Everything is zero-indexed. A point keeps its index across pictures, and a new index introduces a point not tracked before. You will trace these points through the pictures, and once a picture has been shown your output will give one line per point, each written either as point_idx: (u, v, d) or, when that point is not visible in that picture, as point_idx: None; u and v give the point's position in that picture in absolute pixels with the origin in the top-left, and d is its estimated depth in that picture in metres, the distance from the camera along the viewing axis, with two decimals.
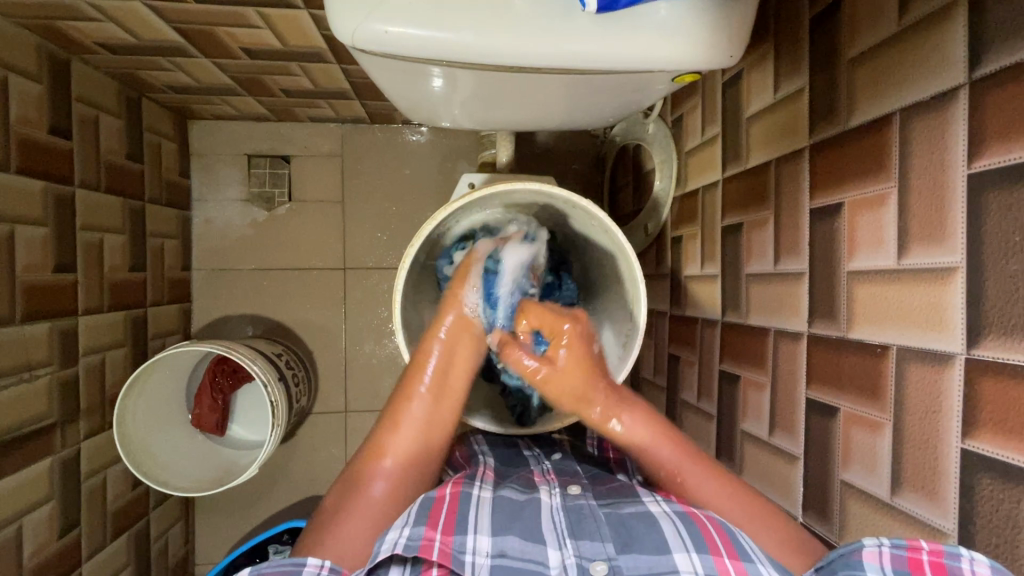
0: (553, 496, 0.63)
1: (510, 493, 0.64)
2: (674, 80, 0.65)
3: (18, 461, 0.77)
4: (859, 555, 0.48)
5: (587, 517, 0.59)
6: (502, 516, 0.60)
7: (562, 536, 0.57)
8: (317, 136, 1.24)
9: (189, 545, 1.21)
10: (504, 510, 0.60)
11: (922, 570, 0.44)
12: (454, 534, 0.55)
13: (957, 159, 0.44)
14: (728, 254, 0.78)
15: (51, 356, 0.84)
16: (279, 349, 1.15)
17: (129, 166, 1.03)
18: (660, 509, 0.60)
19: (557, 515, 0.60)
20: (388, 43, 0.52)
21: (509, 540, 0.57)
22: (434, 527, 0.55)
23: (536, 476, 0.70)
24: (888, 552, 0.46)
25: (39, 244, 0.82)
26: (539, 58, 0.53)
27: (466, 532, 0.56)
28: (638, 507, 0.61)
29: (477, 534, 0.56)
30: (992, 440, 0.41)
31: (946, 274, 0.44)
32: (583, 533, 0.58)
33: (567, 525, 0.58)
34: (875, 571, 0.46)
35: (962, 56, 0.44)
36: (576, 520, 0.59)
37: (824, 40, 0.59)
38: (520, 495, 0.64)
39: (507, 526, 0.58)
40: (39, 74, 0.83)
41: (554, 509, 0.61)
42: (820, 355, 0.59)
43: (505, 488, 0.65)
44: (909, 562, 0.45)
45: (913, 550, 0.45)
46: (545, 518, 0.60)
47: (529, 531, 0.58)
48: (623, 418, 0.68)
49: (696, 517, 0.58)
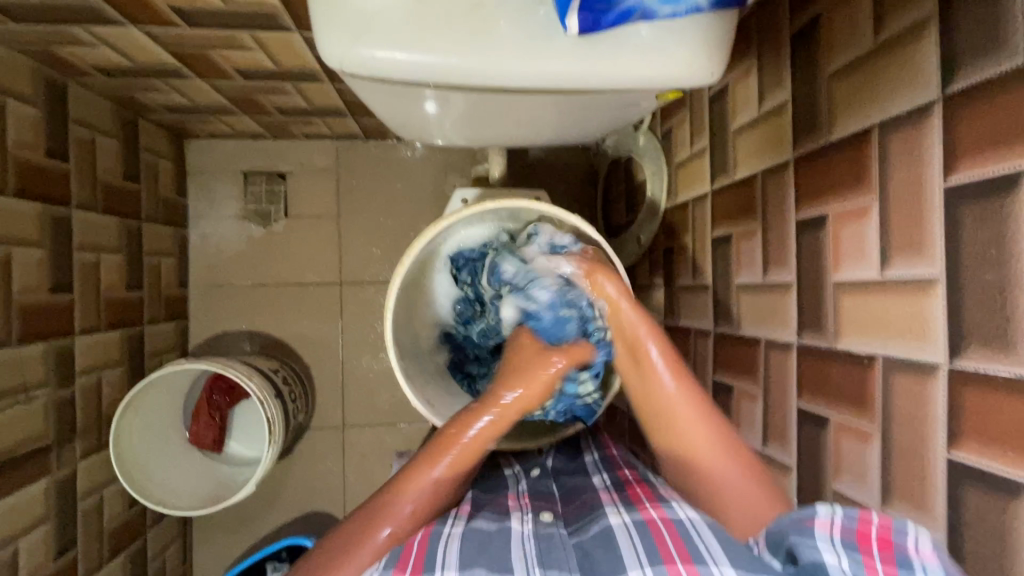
0: (524, 524, 0.62)
1: (480, 523, 0.62)
2: (660, 97, 0.66)
3: (13, 483, 0.77)
4: (810, 521, 0.47)
5: (556, 546, 0.58)
6: (471, 548, 0.57)
7: (531, 565, 0.55)
8: (312, 153, 1.26)
9: (187, 563, 1.20)
10: (473, 541, 0.58)
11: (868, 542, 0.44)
12: (422, 572, 0.54)
13: (934, 173, 0.45)
14: (719, 264, 0.78)
15: (47, 377, 0.84)
16: (275, 364, 1.15)
17: (126, 186, 1.05)
18: (620, 520, 0.60)
19: (527, 543, 0.58)
20: (376, 67, 0.53)
21: (476, 574, 0.54)
22: (402, 570, 0.54)
23: (511, 500, 0.70)
24: (840, 523, 0.46)
25: (35, 265, 0.83)
26: (524, 78, 0.54)
27: (434, 568, 0.54)
28: (601, 524, 0.60)
29: (445, 570, 0.54)
30: (977, 450, 0.42)
31: (928, 285, 0.45)
32: (551, 562, 0.56)
33: (535, 553, 0.57)
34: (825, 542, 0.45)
35: (935, 73, 0.45)
36: (545, 548, 0.58)
37: (804, 56, 0.61)
38: (492, 524, 0.62)
39: (475, 557, 0.56)
40: (36, 98, 0.84)
41: (524, 538, 0.59)
42: (810, 366, 0.59)
43: (477, 518, 0.63)
44: (857, 535, 0.45)
45: (862, 522, 0.45)
46: (514, 546, 0.58)
47: (497, 561, 0.56)
48: (671, 407, 0.64)
49: (654, 528, 0.57)
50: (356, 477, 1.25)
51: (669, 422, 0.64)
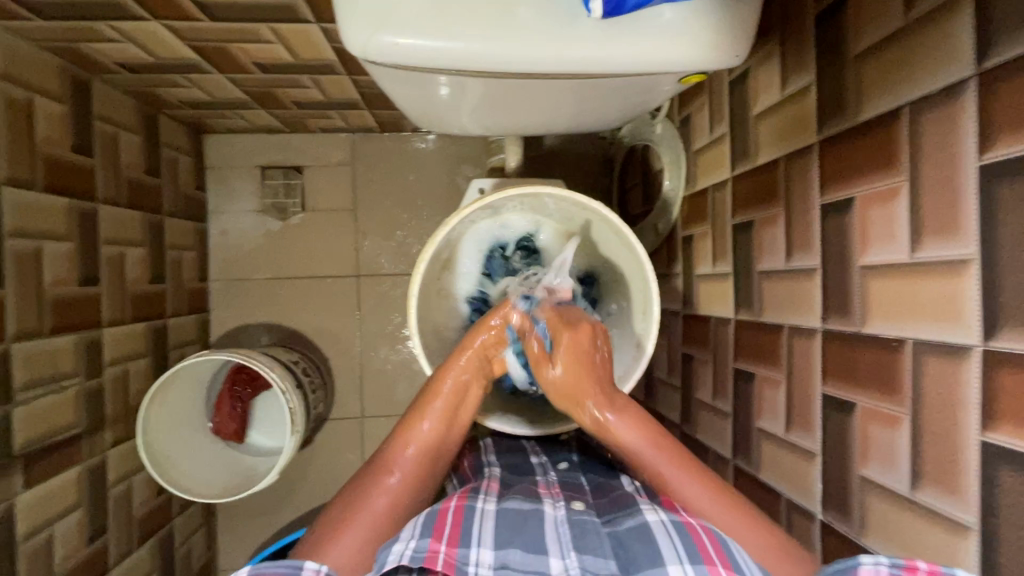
0: (556, 509, 0.62)
1: (512, 503, 0.62)
2: (681, 81, 0.65)
3: (48, 470, 0.80)
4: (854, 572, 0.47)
5: (589, 532, 0.58)
6: (506, 529, 0.58)
7: (565, 548, 0.56)
8: (328, 147, 1.26)
9: (212, 550, 1.23)
10: (506, 522, 0.59)
11: None
12: (458, 545, 0.55)
13: (968, 151, 0.44)
14: (740, 251, 0.78)
15: (78, 367, 0.86)
16: (295, 356, 1.16)
17: (148, 181, 1.06)
18: (657, 517, 0.59)
19: (561, 528, 0.59)
20: (398, 55, 0.53)
21: (511, 552, 0.55)
22: (439, 539, 0.55)
23: (541, 488, 0.69)
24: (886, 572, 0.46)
25: (64, 258, 0.85)
26: (545, 64, 0.54)
27: (470, 544, 0.56)
28: (638, 519, 0.60)
29: (480, 547, 0.56)
30: (1012, 432, 0.41)
31: (960, 266, 0.44)
32: (586, 547, 0.56)
33: (569, 537, 0.57)
34: None
35: (969, 50, 0.44)
36: (579, 534, 0.58)
37: (830, 37, 0.60)
38: (524, 505, 0.62)
39: (510, 538, 0.57)
40: (62, 95, 0.85)
41: (557, 521, 0.60)
42: (836, 351, 0.58)
43: (509, 499, 0.64)
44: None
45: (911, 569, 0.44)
46: (548, 529, 0.58)
47: (531, 543, 0.56)
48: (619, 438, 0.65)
49: (693, 527, 0.57)
50: None
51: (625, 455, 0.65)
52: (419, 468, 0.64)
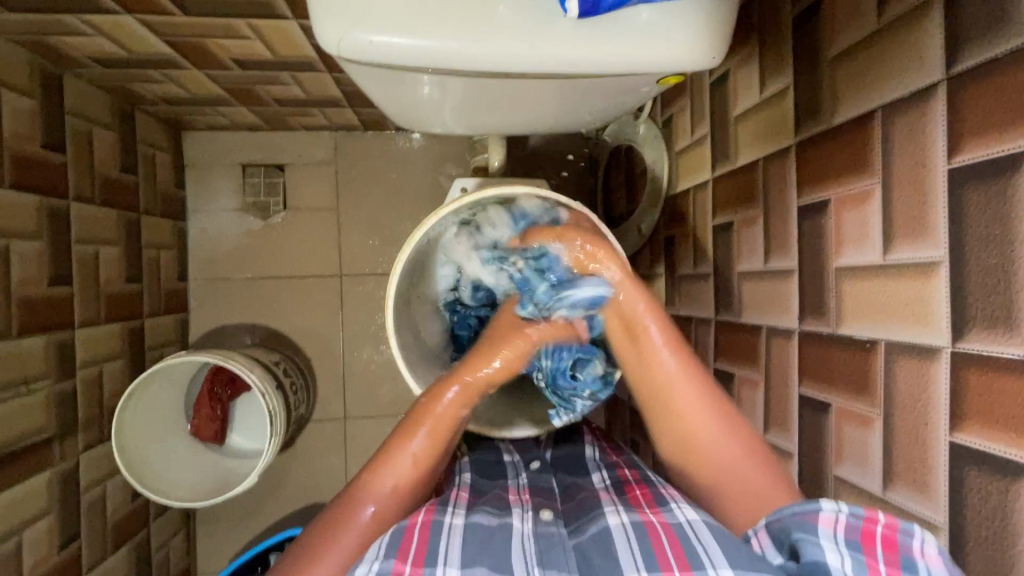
0: (524, 522, 0.61)
1: (481, 518, 0.61)
2: (660, 82, 0.65)
3: (17, 475, 0.78)
4: (814, 517, 0.48)
5: (556, 547, 0.57)
6: (473, 546, 0.56)
7: (531, 564, 0.54)
8: (310, 145, 1.25)
9: (191, 554, 1.21)
10: (475, 538, 0.57)
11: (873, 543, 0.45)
12: (423, 566, 0.53)
13: (938, 154, 0.44)
14: (720, 252, 0.78)
15: (48, 369, 0.84)
16: (276, 357, 1.15)
17: (123, 178, 1.04)
18: (618, 521, 0.59)
19: (527, 544, 0.57)
20: (373, 52, 0.52)
21: (477, 571, 0.53)
22: (403, 561, 0.53)
23: (511, 495, 0.69)
24: (844, 520, 0.47)
25: (33, 257, 0.82)
26: (522, 63, 0.54)
27: (435, 564, 0.53)
28: (599, 525, 0.60)
29: (446, 567, 0.53)
30: (980, 432, 0.42)
31: (930, 268, 0.45)
32: (551, 562, 0.55)
33: (536, 553, 0.56)
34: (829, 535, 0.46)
35: (939, 54, 0.44)
36: (545, 548, 0.57)
37: (806, 40, 0.60)
38: (493, 519, 0.61)
39: (478, 556, 0.55)
40: (31, 89, 0.83)
41: (525, 536, 0.58)
42: (811, 351, 0.59)
43: (478, 513, 0.62)
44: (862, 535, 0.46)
45: (869, 521, 0.46)
46: (516, 545, 0.57)
47: (498, 561, 0.55)
48: (671, 386, 0.65)
49: (652, 530, 0.57)
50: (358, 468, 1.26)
51: (671, 409, 0.65)
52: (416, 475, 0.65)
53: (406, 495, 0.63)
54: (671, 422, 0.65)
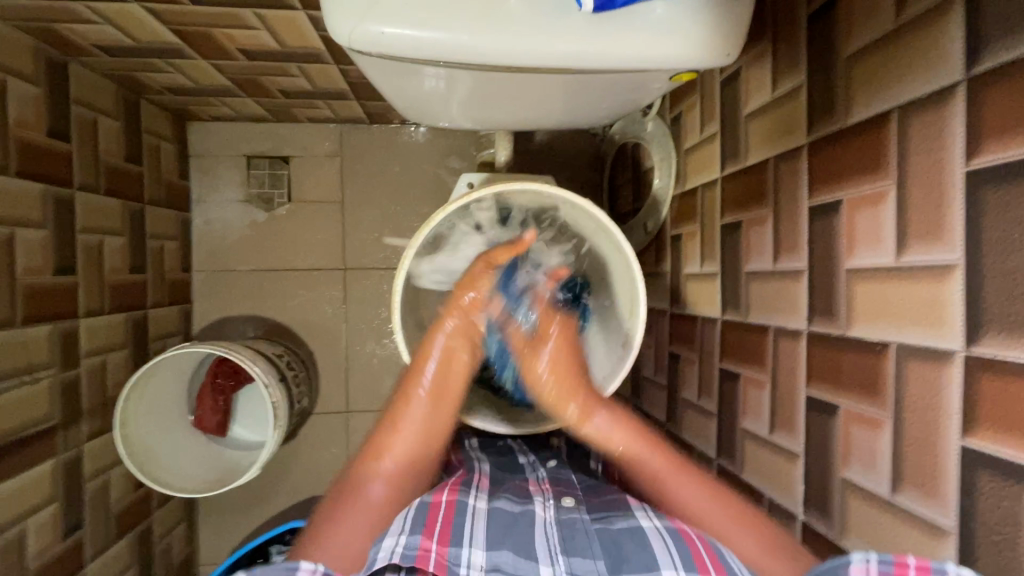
0: (547, 509, 0.63)
1: (503, 503, 0.63)
2: (673, 79, 0.65)
3: (21, 463, 0.78)
4: (845, 567, 0.47)
5: (579, 534, 0.59)
6: (497, 530, 0.59)
7: (554, 552, 0.56)
8: (315, 137, 1.24)
9: (192, 545, 1.21)
10: (499, 523, 0.60)
11: None
12: (450, 545, 0.55)
13: (955, 156, 0.44)
14: (728, 251, 0.78)
15: (52, 359, 0.84)
16: (279, 350, 1.15)
17: (128, 168, 1.04)
18: (651, 524, 0.60)
19: (550, 530, 0.59)
20: (384, 45, 0.52)
21: (503, 554, 0.56)
22: (430, 537, 0.55)
23: (531, 485, 0.70)
24: (876, 567, 0.45)
25: (38, 246, 0.82)
26: (534, 57, 0.53)
27: (461, 544, 0.56)
28: (630, 522, 0.61)
29: (471, 547, 0.56)
30: (993, 437, 0.41)
31: (945, 271, 0.44)
32: (575, 550, 0.57)
33: (560, 541, 0.58)
34: None
35: (959, 54, 0.44)
36: (569, 536, 0.59)
37: (822, 37, 0.59)
38: (515, 506, 0.63)
39: (502, 539, 0.57)
40: (37, 77, 0.83)
41: (548, 523, 0.60)
42: (820, 353, 0.59)
43: (500, 499, 0.64)
44: None
45: (900, 565, 0.44)
46: (540, 533, 0.59)
47: (522, 546, 0.57)
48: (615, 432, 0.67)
49: (687, 536, 0.57)
50: None
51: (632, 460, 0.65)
52: (418, 446, 0.65)
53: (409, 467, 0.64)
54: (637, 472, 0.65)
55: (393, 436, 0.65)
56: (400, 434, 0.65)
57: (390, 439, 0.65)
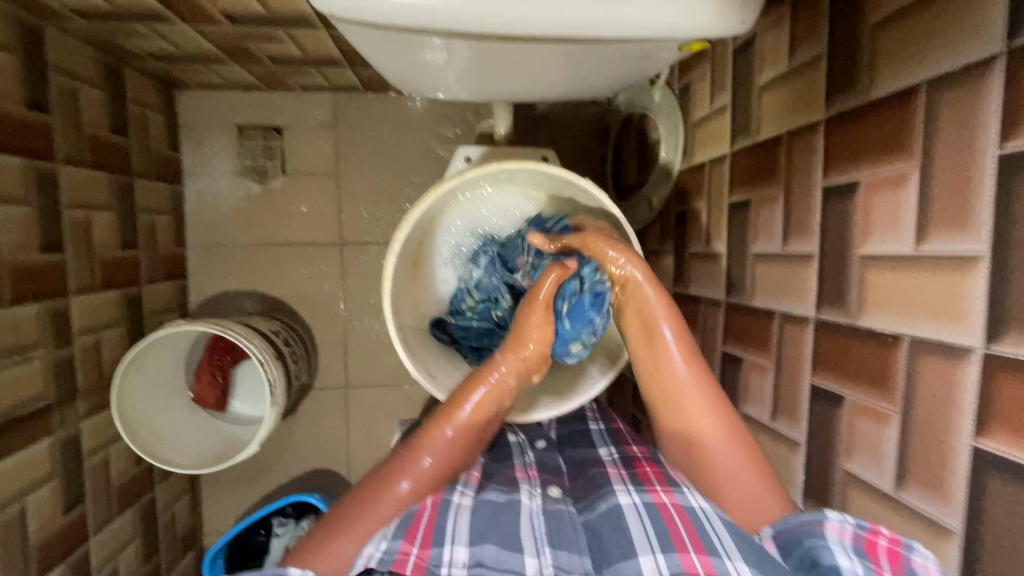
0: (532, 498, 0.62)
1: (490, 495, 0.61)
2: (682, 49, 0.60)
3: (16, 442, 0.77)
4: (821, 526, 0.49)
5: (566, 526, 0.59)
6: (482, 522, 0.58)
7: (541, 544, 0.57)
8: (309, 106, 1.20)
9: (196, 515, 1.24)
10: (482, 516, 0.58)
11: (877, 552, 0.46)
12: (432, 547, 0.54)
13: (989, 138, 0.40)
14: (735, 231, 0.74)
15: (43, 338, 0.83)
16: (276, 326, 1.13)
17: (114, 139, 1.00)
18: (629, 501, 0.59)
19: (536, 520, 0.59)
20: (369, 11, 0.48)
21: (487, 548, 0.55)
22: (411, 541, 0.54)
23: (519, 471, 0.69)
24: (851, 530, 0.48)
25: (22, 223, 0.80)
26: (532, 24, 0.49)
27: (443, 544, 0.55)
28: (609, 503, 0.60)
29: (454, 545, 0.55)
30: (1007, 439, 0.39)
31: (970, 263, 0.41)
32: (561, 542, 0.58)
33: (545, 531, 0.58)
34: (836, 545, 0.48)
35: (1000, 24, 0.40)
36: (556, 527, 0.59)
37: (847, 0, 0.54)
38: (501, 496, 0.62)
39: (485, 532, 0.57)
40: (11, 44, 0.78)
41: (533, 513, 0.60)
42: (828, 342, 0.56)
43: (486, 490, 0.62)
44: (867, 543, 0.47)
45: (873, 533, 0.47)
46: (524, 523, 0.58)
47: (506, 538, 0.56)
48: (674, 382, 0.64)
49: (665, 513, 0.57)
50: (359, 437, 1.27)
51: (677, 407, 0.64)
52: (456, 451, 0.63)
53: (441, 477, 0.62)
54: (671, 415, 0.64)
55: (433, 442, 0.62)
56: (437, 443, 0.62)
57: (428, 441, 0.62)
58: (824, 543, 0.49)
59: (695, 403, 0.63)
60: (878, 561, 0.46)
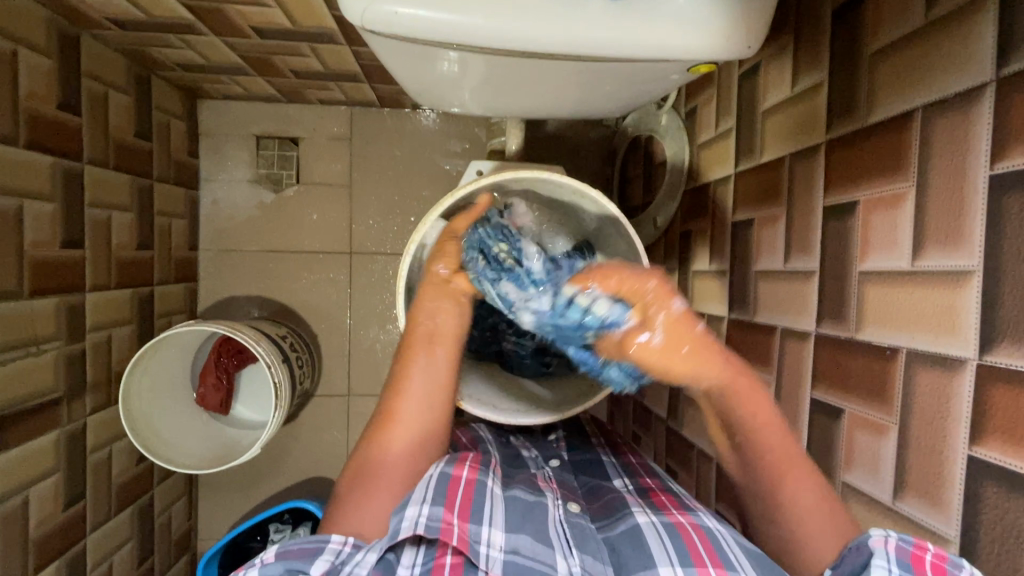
0: (556, 506, 0.63)
1: (519, 492, 0.64)
2: (690, 71, 0.64)
3: (24, 434, 0.78)
4: (866, 541, 0.47)
5: (589, 536, 0.60)
6: (513, 516, 0.60)
7: (568, 547, 0.57)
8: (326, 119, 1.23)
9: (192, 520, 1.23)
10: (515, 510, 0.61)
11: (924, 568, 0.43)
12: (469, 522, 0.57)
13: (981, 160, 0.43)
14: (739, 249, 0.76)
15: (58, 331, 0.84)
16: (284, 331, 1.15)
17: (137, 143, 1.03)
18: (647, 520, 0.61)
19: (559, 527, 0.60)
20: (398, 25, 0.51)
21: (521, 538, 0.57)
22: (451, 511, 0.57)
23: (539, 480, 0.70)
24: (895, 543, 0.45)
25: (47, 219, 0.82)
26: (549, 44, 0.52)
27: (480, 522, 0.57)
28: (629, 522, 0.61)
29: (491, 527, 0.57)
30: (1000, 448, 0.41)
31: (962, 277, 0.43)
32: (586, 549, 0.58)
33: (571, 537, 0.59)
34: (878, 556, 0.45)
35: (989, 54, 0.42)
36: (578, 535, 0.60)
37: (847, 32, 0.58)
38: (530, 495, 0.64)
39: (519, 525, 0.59)
40: (49, 49, 0.82)
41: (558, 520, 0.61)
42: (828, 356, 0.58)
43: (514, 489, 0.65)
44: (911, 558, 0.44)
45: (919, 545, 0.44)
46: (552, 525, 0.60)
47: (540, 533, 0.58)
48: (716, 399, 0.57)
49: (683, 530, 0.58)
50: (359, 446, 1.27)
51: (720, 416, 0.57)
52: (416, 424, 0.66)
53: (428, 414, 0.67)
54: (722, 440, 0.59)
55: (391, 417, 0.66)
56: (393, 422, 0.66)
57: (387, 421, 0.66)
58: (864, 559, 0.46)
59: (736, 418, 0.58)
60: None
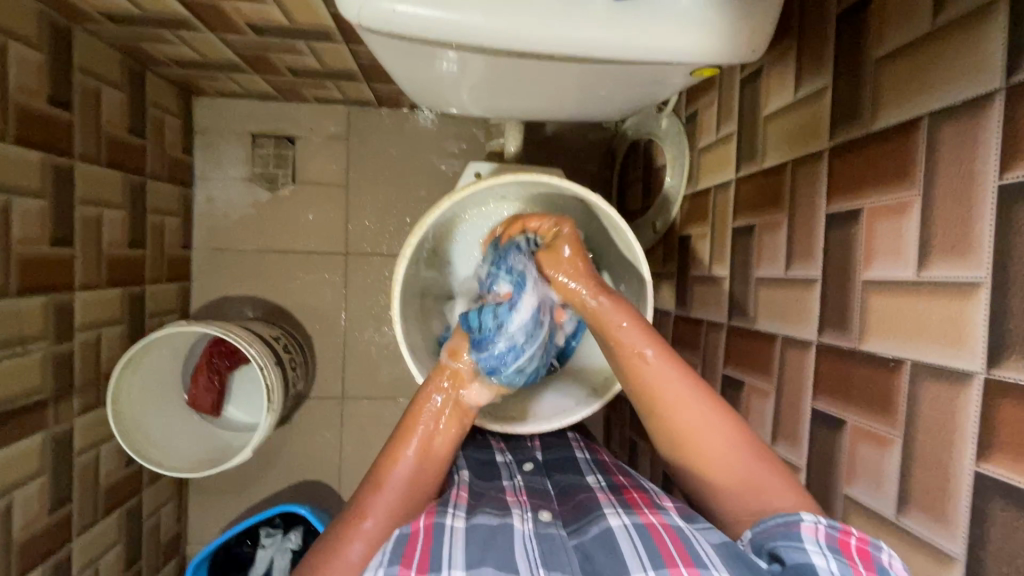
0: (524, 522, 0.60)
1: (482, 518, 0.59)
2: (693, 74, 0.63)
3: (9, 435, 0.77)
4: (796, 526, 0.50)
5: (559, 547, 0.56)
6: (474, 548, 0.55)
7: (535, 566, 0.53)
8: (323, 118, 1.22)
9: (182, 523, 1.21)
10: (477, 539, 0.56)
11: (849, 551, 0.47)
12: (427, 572, 0.51)
13: (990, 170, 0.42)
14: (739, 255, 0.75)
15: (46, 330, 0.83)
16: (277, 332, 1.13)
17: (131, 140, 1.02)
18: (619, 522, 0.57)
19: (528, 542, 0.56)
20: (396, 23, 0.50)
21: (484, 571, 0.52)
22: (408, 568, 0.51)
23: (508, 496, 0.67)
24: (823, 529, 0.49)
25: (35, 216, 0.81)
26: (551, 45, 0.51)
27: (439, 569, 0.52)
28: (601, 526, 0.58)
29: (451, 569, 0.52)
30: (1008, 465, 0.40)
31: (970, 289, 0.42)
32: (555, 563, 0.54)
33: (540, 554, 0.55)
34: (810, 541, 0.48)
35: (999, 61, 0.41)
36: (548, 548, 0.56)
37: (851, 37, 0.57)
38: (494, 519, 0.59)
39: (481, 556, 0.54)
40: (41, 43, 0.81)
41: (526, 536, 0.57)
42: (830, 366, 0.57)
43: (478, 515, 0.60)
44: (839, 542, 0.48)
45: (845, 531, 0.48)
46: (518, 544, 0.56)
47: (503, 560, 0.53)
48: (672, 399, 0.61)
49: (654, 531, 0.55)
50: (353, 449, 1.25)
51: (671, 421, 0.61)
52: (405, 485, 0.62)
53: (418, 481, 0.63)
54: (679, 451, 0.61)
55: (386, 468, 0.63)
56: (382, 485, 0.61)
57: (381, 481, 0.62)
58: (795, 543, 0.49)
59: (690, 414, 0.60)
60: (853, 559, 0.46)
